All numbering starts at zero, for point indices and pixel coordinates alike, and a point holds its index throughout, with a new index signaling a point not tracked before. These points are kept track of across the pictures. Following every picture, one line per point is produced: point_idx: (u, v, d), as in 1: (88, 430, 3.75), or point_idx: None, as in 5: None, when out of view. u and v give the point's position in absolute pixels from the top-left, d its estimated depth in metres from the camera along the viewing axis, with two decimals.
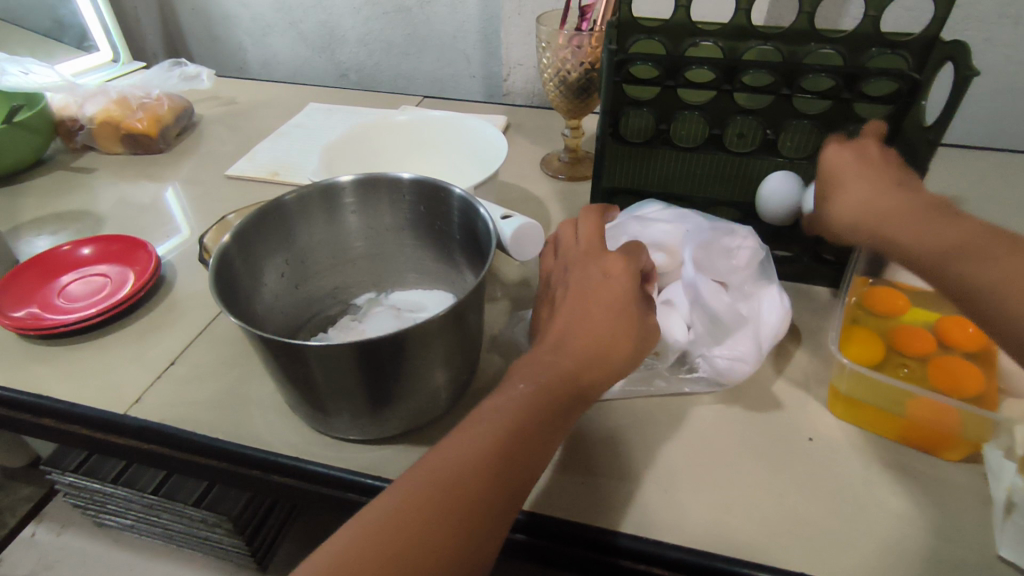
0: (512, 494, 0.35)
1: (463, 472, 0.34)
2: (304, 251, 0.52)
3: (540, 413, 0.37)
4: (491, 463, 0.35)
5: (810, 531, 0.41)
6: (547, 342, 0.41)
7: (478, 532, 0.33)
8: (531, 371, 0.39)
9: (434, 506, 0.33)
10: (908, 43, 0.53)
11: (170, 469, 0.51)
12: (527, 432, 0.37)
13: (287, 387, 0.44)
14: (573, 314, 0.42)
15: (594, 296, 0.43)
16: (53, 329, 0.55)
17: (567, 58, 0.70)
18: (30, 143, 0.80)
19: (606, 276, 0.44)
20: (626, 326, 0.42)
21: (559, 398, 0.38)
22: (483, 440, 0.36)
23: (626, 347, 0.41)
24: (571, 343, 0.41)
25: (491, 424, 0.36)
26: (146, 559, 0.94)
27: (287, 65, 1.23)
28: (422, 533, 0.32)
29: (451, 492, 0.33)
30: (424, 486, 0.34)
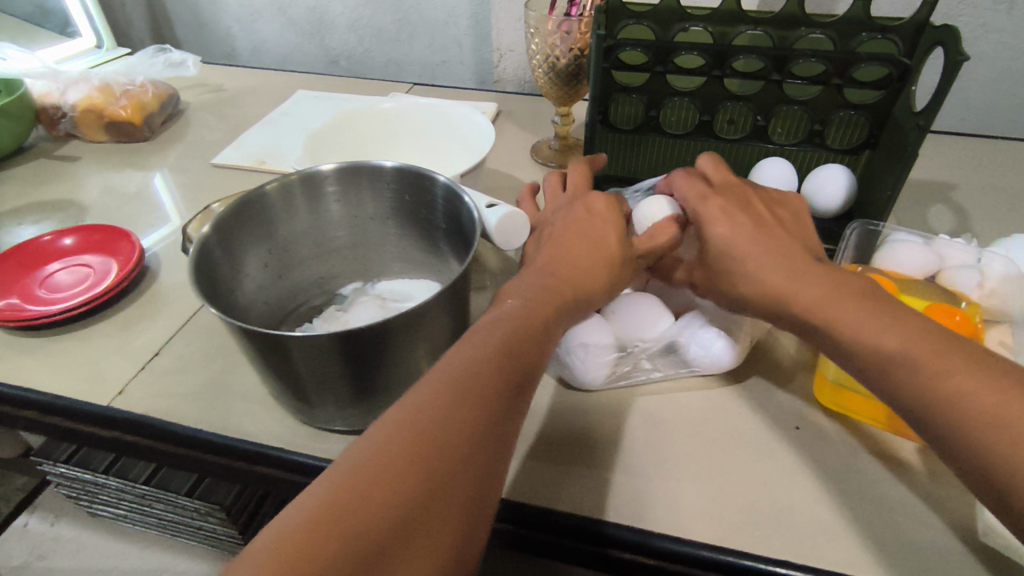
0: (521, 381, 0.37)
1: (474, 360, 0.36)
2: (287, 240, 0.51)
3: (536, 316, 0.40)
4: (499, 355, 0.37)
5: (795, 519, 0.41)
6: (538, 265, 0.45)
7: (496, 410, 0.34)
8: (520, 288, 0.43)
9: (455, 387, 0.34)
10: (898, 28, 0.53)
11: (155, 460, 0.51)
12: (529, 330, 0.39)
13: (270, 378, 0.44)
14: (560, 244, 0.47)
15: (583, 228, 0.47)
16: (34, 320, 0.55)
17: (556, 44, 0.68)
18: (10, 131, 0.79)
19: (590, 212, 0.49)
20: (601, 258, 0.45)
21: (554, 305, 0.42)
22: (486, 340, 0.38)
23: (603, 273, 0.45)
24: (559, 264, 0.45)
25: (490, 327, 0.39)
26: (140, 549, 0.94)
27: (277, 51, 1.21)
28: (450, 408, 0.33)
29: (469, 380, 0.35)
30: (444, 376, 0.35)
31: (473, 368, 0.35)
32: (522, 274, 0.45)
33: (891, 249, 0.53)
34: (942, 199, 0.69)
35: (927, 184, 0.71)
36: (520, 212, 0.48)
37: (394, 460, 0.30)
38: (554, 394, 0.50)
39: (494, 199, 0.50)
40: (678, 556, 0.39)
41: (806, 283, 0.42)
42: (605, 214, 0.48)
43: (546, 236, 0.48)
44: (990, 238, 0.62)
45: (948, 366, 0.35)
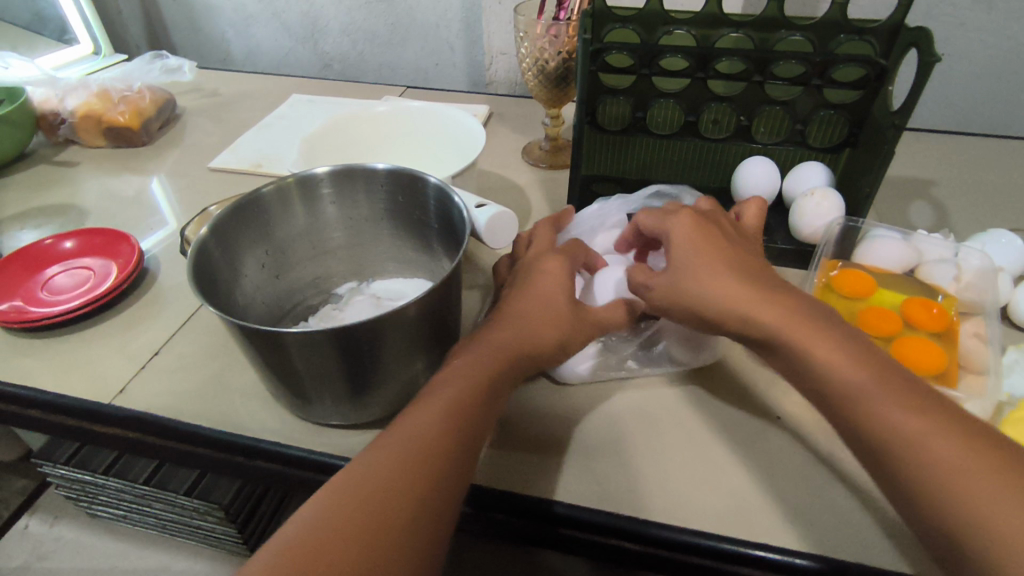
0: (465, 447, 0.38)
1: (419, 431, 0.37)
2: (283, 242, 0.53)
3: (481, 380, 0.41)
4: (445, 422, 0.38)
5: (775, 506, 0.42)
6: (486, 328, 0.45)
7: (437, 480, 0.36)
8: (468, 350, 0.43)
9: (397, 461, 0.35)
10: (875, 30, 0.55)
11: (156, 457, 0.52)
12: (474, 399, 0.40)
13: (267, 374, 0.45)
14: (517, 301, 0.46)
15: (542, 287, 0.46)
16: (36, 321, 0.56)
17: (544, 47, 0.70)
18: (11, 138, 0.80)
19: (543, 272, 0.47)
20: (553, 317, 0.44)
21: (503, 368, 0.42)
22: (432, 412, 0.38)
23: (555, 329, 0.44)
24: (512, 325, 0.44)
25: (440, 391, 0.40)
26: (138, 550, 0.94)
27: (271, 56, 1.23)
28: (390, 483, 0.35)
29: (414, 449, 0.36)
30: (387, 449, 0.36)
31: (413, 446, 0.36)
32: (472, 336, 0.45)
33: (871, 243, 0.55)
34: (923, 196, 0.71)
35: (908, 181, 0.73)
36: (509, 212, 0.51)
37: (327, 536, 0.32)
38: (542, 387, 0.51)
39: (484, 199, 0.52)
40: (663, 543, 0.41)
41: (743, 288, 0.41)
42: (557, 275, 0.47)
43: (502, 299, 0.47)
44: (968, 232, 0.64)
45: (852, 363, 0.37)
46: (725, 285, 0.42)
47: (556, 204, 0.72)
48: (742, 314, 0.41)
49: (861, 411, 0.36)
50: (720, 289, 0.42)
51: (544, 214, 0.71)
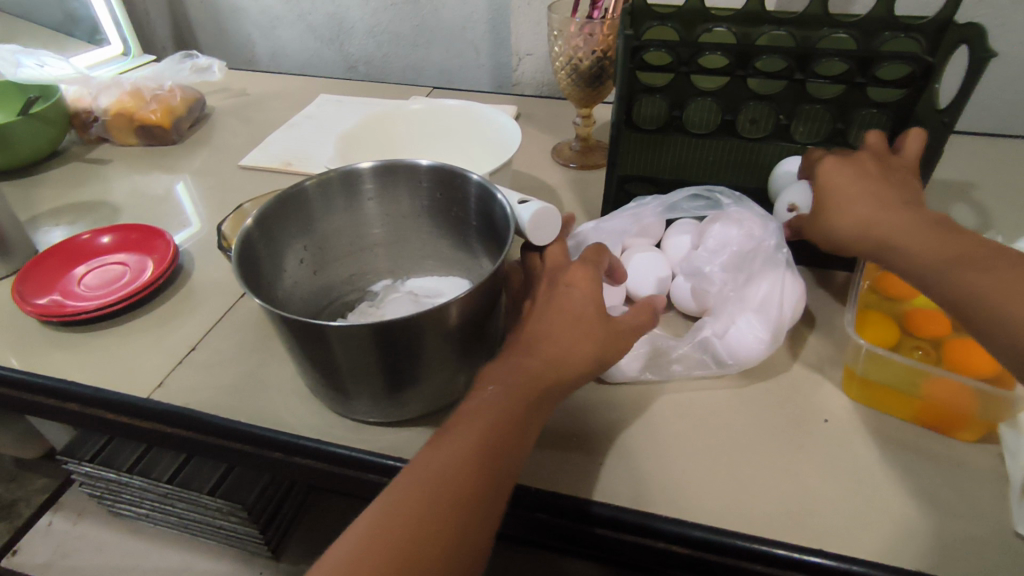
0: (499, 480, 0.37)
1: (451, 465, 0.36)
2: (322, 237, 0.52)
3: (511, 418, 0.38)
4: (479, 454, 0.37)
5: (827, 509, 0.41)
6: (516, 348, 0.42)
7: (470, 517, 0.35)
8: (501, 372, 0.40)
9: (428, 497, 0.35)
10: (922, 27, 0.54)
11: (193, 453, 0.52)
12: (505, 441, 0.38)
13: (309, 369, 0.45)
14: (547, 316, 0.43)
15: (574, 309, 0.42)
16: (74, 316, 0.56)
17: (579, 46, 0.70)
18: (46, 135, 0.80)
19: (569, 287, 0.44)
20: (585, 333, 0.42)
21: (535, 403, 0.39)
22: (458, 454, 0.36)
23: (588, 348, 0.41)
24: (545, 351, 0.41)
25: (473, 417, 0.38)
26: (159, 549, 0.93)
27: (296, 57, 1.23)
28: (422, 519, 0.34)
29: (445, 485, 0.35)
30: (419, 481, 0.36)
31: (436, 494, 0.35)
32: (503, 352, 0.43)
33: None
34: (965, 198, 0.69)
35: (949, 183, 0.72)
36: (552, 208, 0.49)
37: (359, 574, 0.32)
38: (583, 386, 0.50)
39: (526, 196, 0.51)
40: (712, 545, 0.40)
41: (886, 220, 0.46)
42: (585, 287, 0.44)
43: (530, 311, 0.44)
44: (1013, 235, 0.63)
45: (975, 269, 0.41)
46: (866, 211, 0.47)
47: (589, 204, 0.72)
48: (874, 235, 0.46)
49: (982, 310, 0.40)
50: (856, 218, 0.47)
51: (576, 214, 0.70)
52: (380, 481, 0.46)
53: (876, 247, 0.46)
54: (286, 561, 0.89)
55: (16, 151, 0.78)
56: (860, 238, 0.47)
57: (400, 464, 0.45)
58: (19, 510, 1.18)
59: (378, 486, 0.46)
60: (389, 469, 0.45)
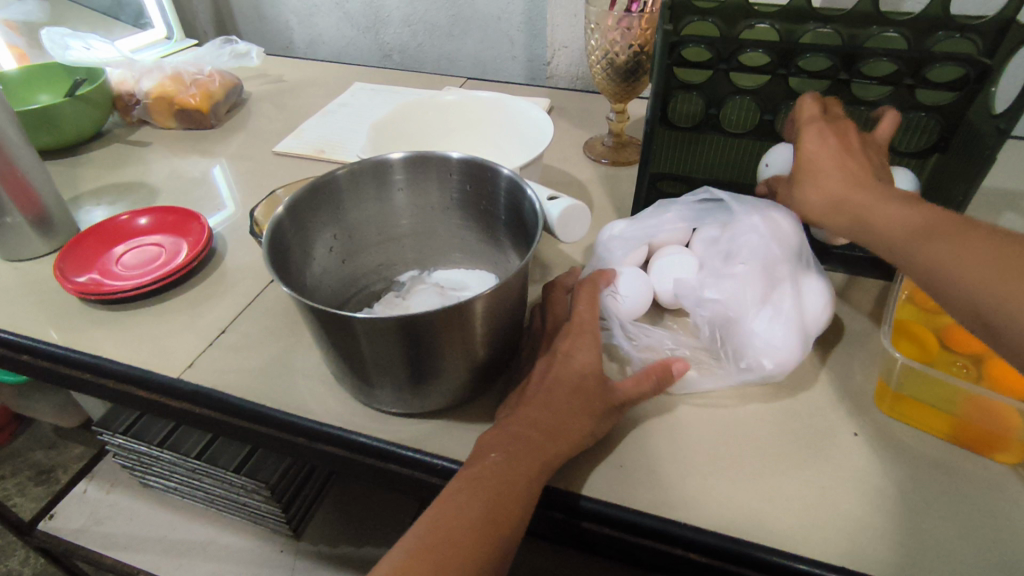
0: (501, 551, 0.37)
1: (453, 532, 0.36)
2: (352, 227, 0.53)
3: (515, 490, 0.38)
4: (482, 522, 0.37)
5: (852, 526, 0.40)
6: (520, 417, 0.42)
7: None
8: (501, 438, 0.41)
9: (432, 565, 0.35)
10: (978, 26, 0.50)
11: (219, 433, 0.53)
12: (506, 514, 0.37)
13: (335, 358, 0.45)
14: (545, 388, 0.43)
15: (578, 382, 0.43)
16: (111, 294, 0.58)
17: (616, 40, 0.69)
18: (91, 115, 0.83)
19: (568, 357, 0.44)
20: (583, 402, 0.42)
21: (537, 479, 0.39)
22: (460, 523, 0.36)
23: (586, 421, 0.42)
24: (546, 424, 0.41)
25: (474, 484, 0.38)
26: (187, 521, 0.96)
27: (333, 45, 1.24)
28: None
29: (448, 553, 0.35)
30: (420, 547, 0.36)
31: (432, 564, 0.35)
32: (505, 419, 0.43)
33: None
34: (1013, 207, 0.67)
35: (998, 191, 0.69)
36: (581, 204, 0.50)
37: None
38: None
39: (556, 192, 0.52)
40: (730, 555, 0.39)
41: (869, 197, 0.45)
42: (586, 354, 0.44)
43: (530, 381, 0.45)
44: None
45: (950, 242, 0.39)
46: (835, 190, 0.47)
47: (619, 200, 0.71)
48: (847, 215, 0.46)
49: (942, 287, 0.39)
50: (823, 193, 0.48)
51: (606, 211, 0.69)
52: (401, 472, 0.46)
53: (856, 225, 0.46)
54: (306, 541, 0.90)
55: (62, 131, 0.80)
56: (832, 213, 0.47)
57: (420, 456, 0.45)
58: (55, 476, 1.26)
59: (398, 476, 0.47)
60: (408, 460, 0.45)
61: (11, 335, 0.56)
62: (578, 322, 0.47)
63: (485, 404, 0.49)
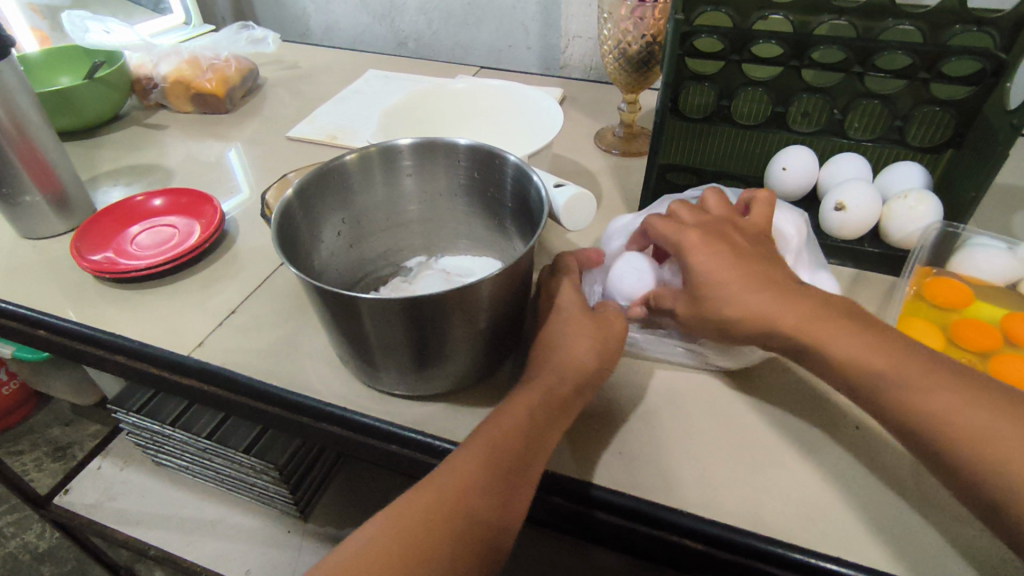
0: (506, 472, 0.38)
1: (459, 458, 0.39)
2: (360, 212, 0.53)
3: (517, 420, 0.40)
4: (484, 447, 0.39)
5: (850, 516, 0.41)
6: (531, 367, 0.45)
7: (473, 500, 0.37)
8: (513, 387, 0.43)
9: (438, 484, 0.38)
10: (996, 20, 0.49)
11: (227, 411, 0.54)
12: (511, 444, 0.39)
13: (339, 338, 0.46)
14: (548, 334, 0.46)
15: (574, 319, 0.45)
16: (125, 273, 0.59)
17: (629, 29, 0.68)
18: (110, 98, 0.84)
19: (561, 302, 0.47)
20: (577, 331, 0.44)
21: (543, 409, 0.41)
22: (466, 450, 0.39)
23: (585, 350, 0.44)
24: (549, 365, 0.43)
25: (482, 422, 0.41)
26: (197, 500, 0.97)
27: (349, 32, 1.25)
28: (430, 501, 0.37)
29: (452, 474, 0.38)
30: (431, 474, 0.39)
31: (442, 491, 0.37)
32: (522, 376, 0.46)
33: (969, 253, 0.52)
34: None
35: (1013, 189, 0.68)
36: (587, 192, 0.50)
37: (372, 548, 0.36)
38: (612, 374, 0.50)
39: (562, 180, 0.53)
40: (725, 543, 0.40)
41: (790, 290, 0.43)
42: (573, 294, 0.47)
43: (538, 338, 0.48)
44: None
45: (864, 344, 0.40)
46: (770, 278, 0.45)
47: (628, 191, 0.71)
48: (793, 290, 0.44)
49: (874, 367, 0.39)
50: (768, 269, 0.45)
51: (614, 202, 0.69)
52: (403, 453, 0.47)
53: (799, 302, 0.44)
54: (312, 523, 0.92)
55: (82, 113, 0.82)
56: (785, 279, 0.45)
57: (422, 437, 0.46)
58: (72, 453, 1.29)
59: (400, 457, 0.47)
60: (411, 441, 0.46)
61: (29, 310, 0.57)
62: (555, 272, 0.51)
63: (488, 389, 0.50)
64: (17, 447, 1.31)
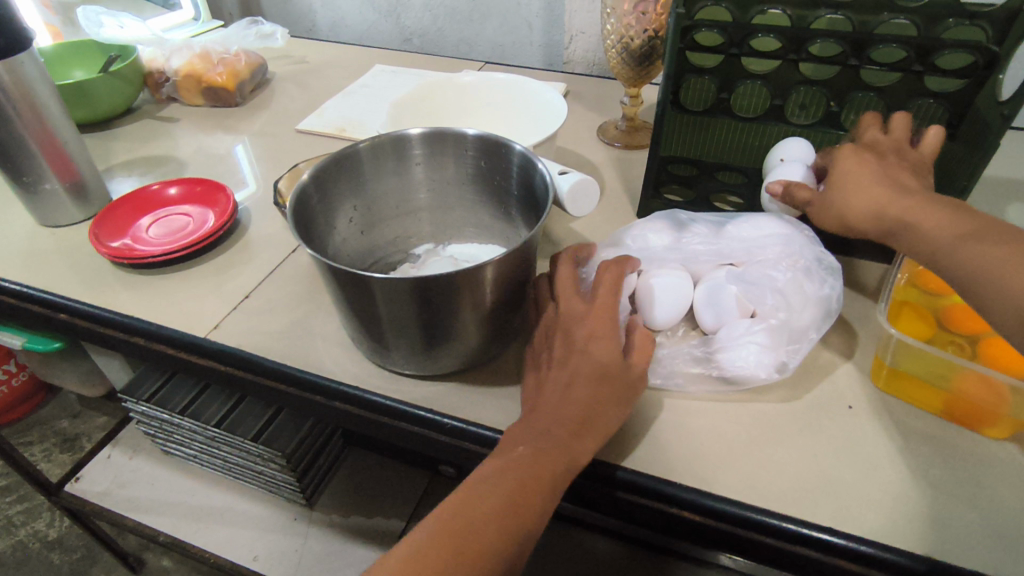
0: (525, 534, 0.38)
1: (478, 519, 0.38)
2: (371, 199, 0.55)
3: (542, 482, 0.39)
4: (507, 506, 0.38)
5: (840, 490, 0.43)
6: (547, 408, 0.42)
7: (494, 564, 0.37)
8: (529, 430, 0.41)
9: (458, 544, 0.37)
10: (989, 14, 0.50)
11: (244, 393, 0.56)
12: (533, 504, 0.39)
13: (353, 320, 0.48)
14: (576, 378, 0.43)
15: (604, 380, 0.43)
16: (142, 259, 0.61)
17: (631, 24, 0.70)
18: (123, 90, 0.86)
19: (586, 342, 0.44)
20: (604, 386, 0.43)
21: (568, 471, 0.40)
22: (488, 508, 0.38)
23: (611, 408, 0.43)
24: (574, 418, 0.41)
25: (501, 473, 0.39)
26: (206, 487, 0.99)
27: (354, 28, 1.27)
28: (450, 564, 0.36)
29: (473, 535, 0.37)
30: (445, 531, 0.37)
31: (463, 553, 0.36)
32: (531, 409, 0.43)
33: None
34: (1021, 196, 0.67)
35: (1006, 181, 0.70)
36: (590, 179, 0.52)
37: None
38: None
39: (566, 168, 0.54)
40: (724, 517, 0.42)
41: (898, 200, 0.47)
42: (601, 335, 0.45)
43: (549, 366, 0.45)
44: None
45: None
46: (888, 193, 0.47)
47: (631, 183, 0.72)
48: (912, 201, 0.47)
49: None
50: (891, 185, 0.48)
51: (617, 194, 0.71)
52: (413, 430, 0.48)
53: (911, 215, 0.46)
54: (319, 511, 0.94)
55: (95, 105, 0.83)
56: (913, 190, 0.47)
57: (431, 415, 0.47)
58: (80, 443, 1.32)
59: (410, 435, 0.49)
60: (420, 419, 0.48)
61: (51, 295, 0.59)
62: (596, 303, 0.46)
63: (495, 369, 0.52)
64: (25, 437, 1.32)
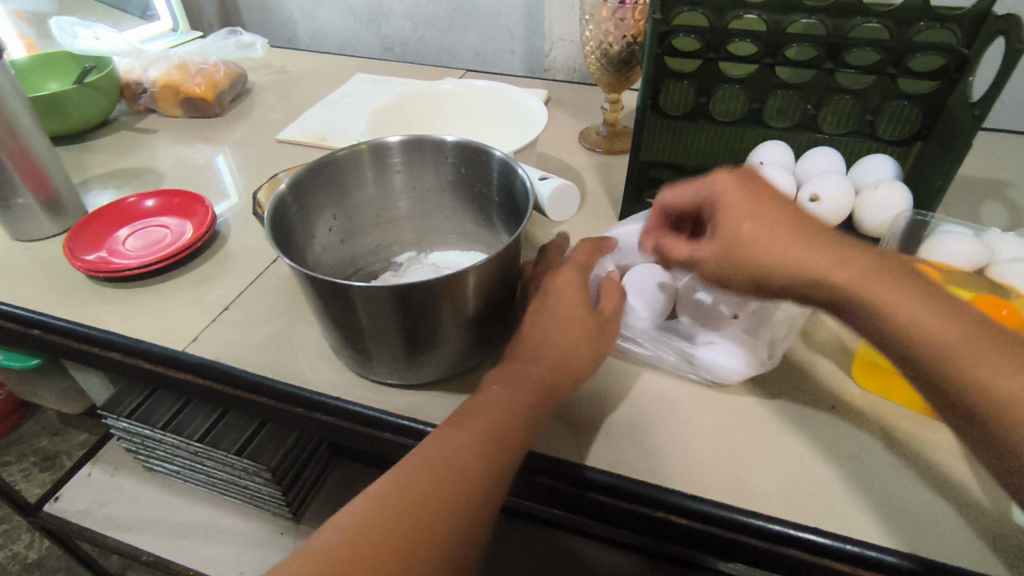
0: (501, 473, 0.39)
1: (452, 456, 0.38)
2: (351, 208, 0.55)
3: (515, 419, 0.40)
4: (482, 443, 0.38)
5: (825, 489, 0.43)
6: (519, 355, 0.43)
7: (470, 498, 0.37)
8: (502, 375, 0.43)
9: (432, 478, 0.37)
10: (957, 17, 0.52)
11: (223, 405, 0.55)
12: (505, 441, 0.39)
13: (333, 329, 0.47)
14: (548, 324, 0.44)
15: (570, 323, 0.44)
16: (119, 272, 0.60)
17: (610, 30, 0.70)
18: (99, 102, 0.85)
19: (560, 291, 0.45)
20: (578, 330, 0.44)
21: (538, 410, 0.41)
22: (462, 445, 0.38)
23: (585, 353, 0.44)
24: (545, 360, 0.43)
25: (475, 414, 0.40)
26: (189, 503, 0.97)
27: (335, 37, 1.26)
28: (425, 499, 0.36)
29: (448, 471, 0.37)
30: (420, 469, 0.37)
31: (438, 487, 0.36)
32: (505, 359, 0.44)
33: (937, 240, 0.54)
34: (996, 195, 0.68)
35: (981, 181, 0.71)
36: (570, 184, 0.52)
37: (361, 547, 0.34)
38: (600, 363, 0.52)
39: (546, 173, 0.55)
40: (709, 518, 0.41)
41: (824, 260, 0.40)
42: (572, 286, 0.46)
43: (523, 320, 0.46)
44: None
45: None
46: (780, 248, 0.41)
47: (613, 188, 0.73)
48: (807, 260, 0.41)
49: None
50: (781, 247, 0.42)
51: (599, 199, 0.71)
52: (396, 440, 0.48)
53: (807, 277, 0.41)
54: (305, 524, 0.93)
55: (71, 117, 0.82)
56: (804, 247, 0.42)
57: (414, 424, 0.47)
58: (61, 462, 1.29)
59: (393, 445, 0.48)
60: (402, 428, 0.47)
61: (25, 311, 0.58)
62: (575, 263, 0.48)
63: (479, 377, 0.51)
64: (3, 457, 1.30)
